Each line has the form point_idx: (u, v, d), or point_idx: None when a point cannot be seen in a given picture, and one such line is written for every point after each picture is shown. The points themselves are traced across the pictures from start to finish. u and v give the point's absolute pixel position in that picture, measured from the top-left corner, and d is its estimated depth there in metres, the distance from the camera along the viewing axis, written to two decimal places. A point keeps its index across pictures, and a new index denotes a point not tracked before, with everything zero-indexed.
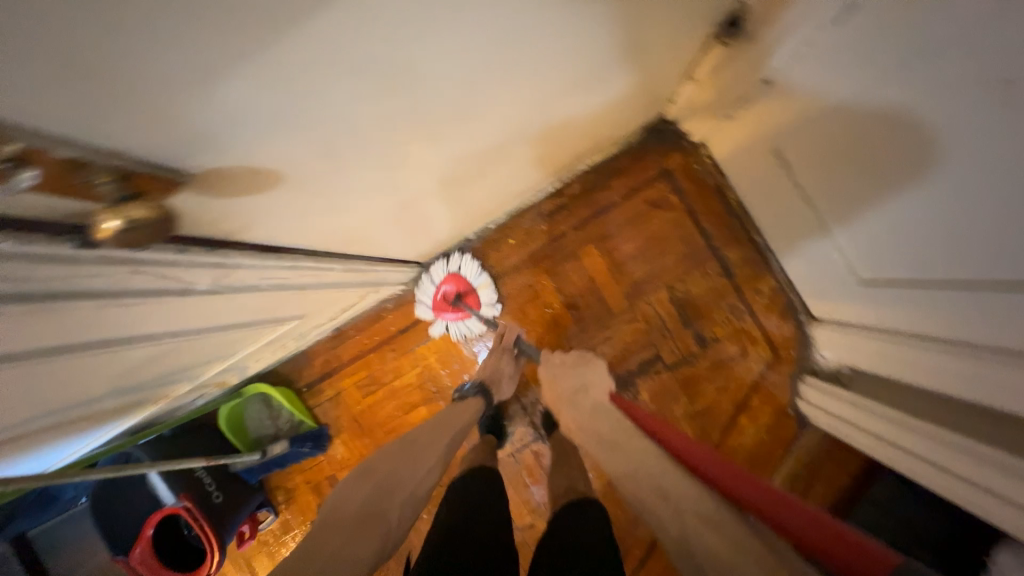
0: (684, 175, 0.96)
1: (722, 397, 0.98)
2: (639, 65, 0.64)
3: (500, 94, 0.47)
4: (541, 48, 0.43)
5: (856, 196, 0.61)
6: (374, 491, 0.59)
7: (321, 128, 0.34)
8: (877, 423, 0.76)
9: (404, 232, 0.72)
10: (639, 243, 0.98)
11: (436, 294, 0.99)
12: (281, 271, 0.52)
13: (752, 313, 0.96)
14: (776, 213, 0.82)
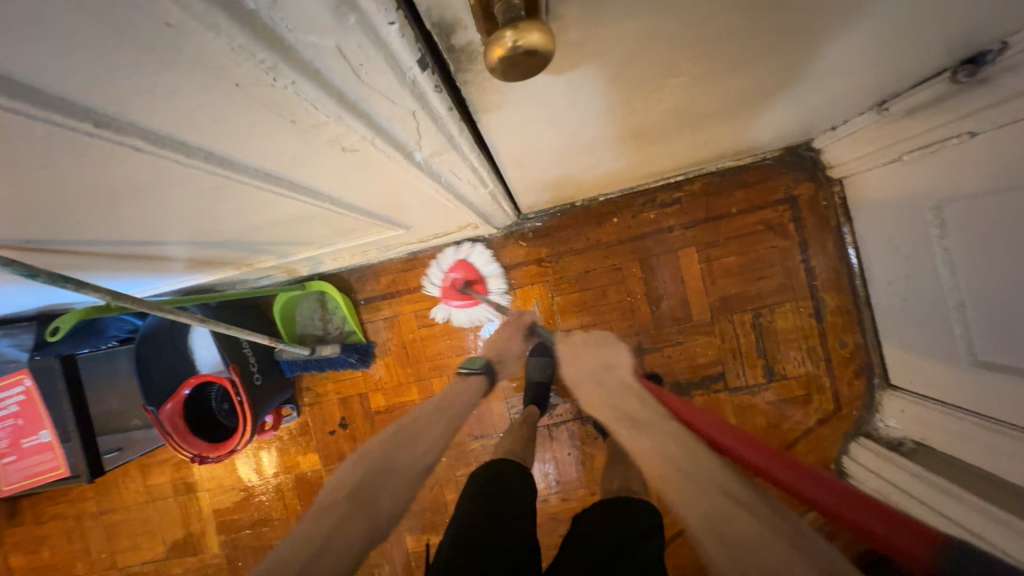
0: (808, 208, 0.94)
1: (771, 434, 0.98)
2: (855, 79, 0.60)
3: (763, 57, 0.44)
4: (840, 22, 0.40)
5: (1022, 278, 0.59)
6: (368, 472, 0.60)
7: (653, 22, 0.31)
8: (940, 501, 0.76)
9: (551, 176, 0.70)
10: (740, 262, 0.96)
11: (445, 281, 0.99)
12: (466, 171, 0.50)
13: (828, 362, 0.96)
14: (907, 272, 0.80)
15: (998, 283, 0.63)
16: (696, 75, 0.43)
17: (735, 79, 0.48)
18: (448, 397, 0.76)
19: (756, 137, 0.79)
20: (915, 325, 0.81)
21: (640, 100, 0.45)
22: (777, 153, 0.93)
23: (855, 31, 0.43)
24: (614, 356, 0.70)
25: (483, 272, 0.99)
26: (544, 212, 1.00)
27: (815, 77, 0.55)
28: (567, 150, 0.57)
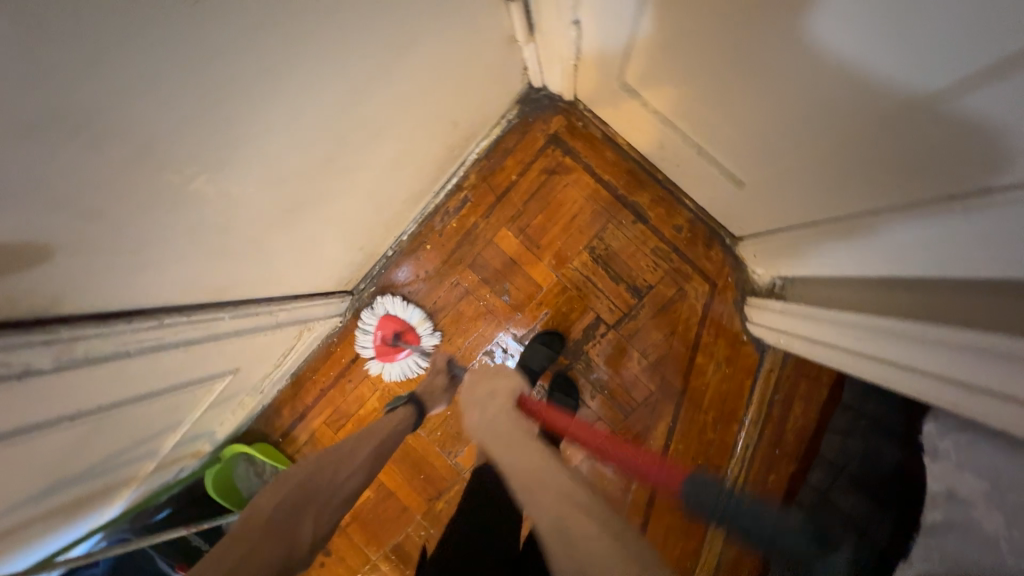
0: (570, 136, 0.96)
1: (675, 343, 0.96)
2: (452, 52, 0.65)
3: (286, 121, 0.49)
4: (306, 73, 0.46)
5: (715, 90, 0.58)
6: (294, 494, 0.64)
7: (71, 198, 0.37)
8: (802, 325, 0.73)
9: (295, 264, 0.75)
10: (548, 214, 0.98)
11: (375, 340, 1.02)
12: (146, 332, 0.55)
13: (678, 251, 0.94)
14: (659, 143, 0.82)
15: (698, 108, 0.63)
16: (234, 162, 0.48)
17: (296, 134, 0.52)
18: (379, 421, 0.79)
19: (460, 118, 0.83)
20: (699, 179, 0.81)
21: (218, 200, 0.50)
22: (514, 107, 0.97)
23: (341, 54, 0.48)
24: (497, 386, 0.83)
25: (418, 327, 1.02)
26: (370, 274, 1.05)
27: (399, 79, 0.60)
28: (243, 254, 0.62)
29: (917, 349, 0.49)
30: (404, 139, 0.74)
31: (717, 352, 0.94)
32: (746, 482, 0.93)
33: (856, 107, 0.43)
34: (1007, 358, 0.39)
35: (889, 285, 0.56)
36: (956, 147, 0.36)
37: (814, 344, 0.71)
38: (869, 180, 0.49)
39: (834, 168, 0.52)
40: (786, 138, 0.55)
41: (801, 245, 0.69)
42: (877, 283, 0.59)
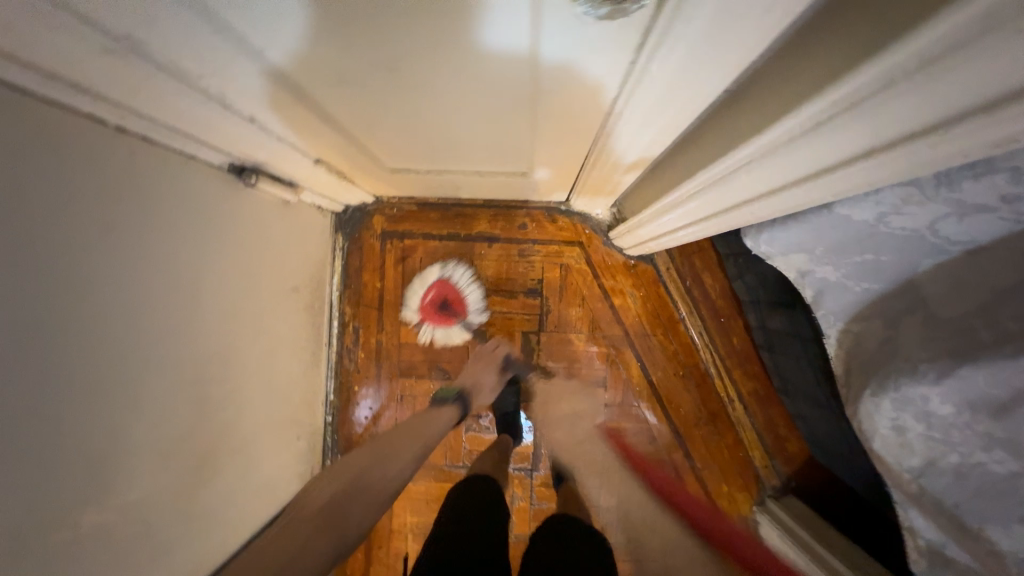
0: (394, 224, 1.05)
1: (591, 305, 1.05)
2: (240, 250, 0.70)
3: (126, 414, 0.51)
4: (106, 370, 0.49)
5: (435, 136, 0.67)
6: (347, 484, 0.67)
7: None
8: (643, 231, 0.84)
9: (240, 504, 0.74)
10: (427, 290, 1.06)
11: (425, 301, 1.04)
12: None
13: (537, 241, 1.05)
14: (455, 186, 0.92)
15: (441, 151, 0.73)
16: (113, 470, 0.50)
17: (153, 408, 0.55)
18: (421, 424, 0.81)
19: (297, 280, 0.89)
20: (503, 189, 0.93)
21: (125, 511, 0.52)
22: (337, 236, 1.04)
23: (141, 327, 0.53)
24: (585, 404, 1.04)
25: (465, 294, 1.04)
26: (326, 448, 1.04)
27: (213, 299, 0.65)
28: (184, 529, 0.62)
29: (686, 208, 0.60)
30: (256, 334, 0.77)
31: (624, 287, 1.05)
32: (722, 362, 1.05)
33: (509, 95, 0.52)
34: (716, 180, 0.47)
35: (658, 168, 0.67)
36: (575, 76, 0.45)
37: (658, 239, 0.82)
38: (568, 126, 0.59)
39: (552, 137, 0.62)
40: (507, 134, 0.65)
41: (595, 183, 0.80)
42: (654, 173, 0.70)
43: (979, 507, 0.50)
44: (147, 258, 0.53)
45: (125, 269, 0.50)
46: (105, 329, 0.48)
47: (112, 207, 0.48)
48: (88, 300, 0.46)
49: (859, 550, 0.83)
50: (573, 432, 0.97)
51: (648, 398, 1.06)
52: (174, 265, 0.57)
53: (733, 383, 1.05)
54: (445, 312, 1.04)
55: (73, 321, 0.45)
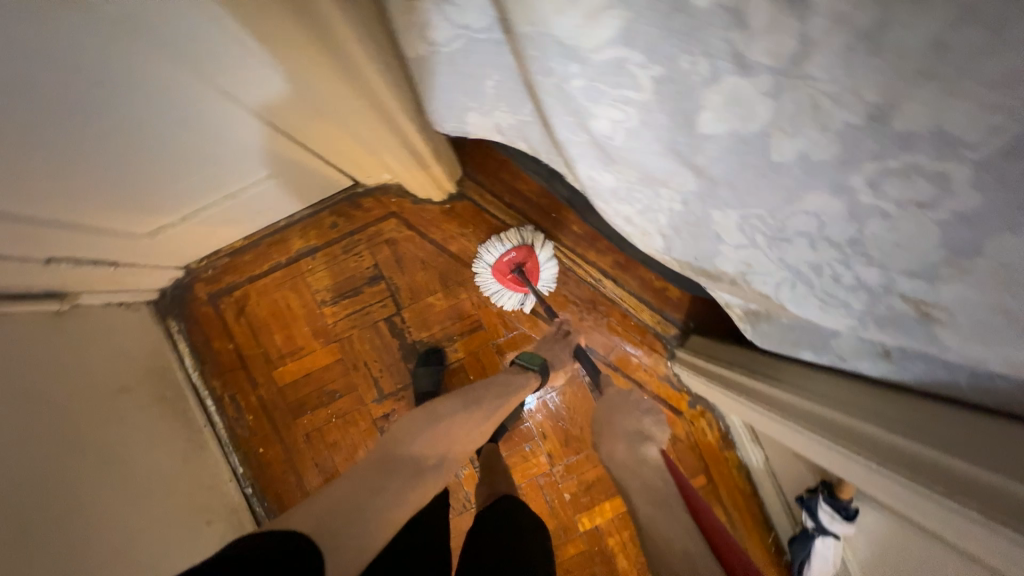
0: (214, 284, 1.04)
1: (433, 263, 1.05)
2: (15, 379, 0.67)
3: None
4: None
5: (136, 181, 0.65)
6: (337, 517, 0.50)
7: None
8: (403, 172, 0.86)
9: None
10: (278, 327, 1.04)
11: (504, 259, 0.98)
12: None
13: (352, 231, 1.04)
14: (232, 221, 0.91)
15: (165, 191, 0.72)
16: None
17: None
18: (411, 460, 0.63)
19: (127, 381, 0.87)
20: (279, 200, 0.92)
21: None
22: (169, 322, 1.03)
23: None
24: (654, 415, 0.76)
25: (543, 267, 0.99)
26: (260, 518, 1.01)
27: (13, 426, 0.63)
28: None
29: (363, 133, 0.61)
30: (87, 448, 0.74)
31: (453, 232, 1.05)
32: (574, 251, 1.06)
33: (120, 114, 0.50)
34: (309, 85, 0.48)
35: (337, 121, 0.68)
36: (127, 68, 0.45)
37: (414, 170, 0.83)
38: (215, 118, 0.58)
39: (222, 132, 0.62)
40: (193, 150, 0.64)
41: (327, 157, 0.81)
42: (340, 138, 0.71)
43: (700, 250, 0.52)
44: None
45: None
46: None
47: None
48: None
49: (735, 346, 0.87)
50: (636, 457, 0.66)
51: (528, 318, 1.06)
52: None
53: (594, 265, 1.06)
54: (520, 277, 0.99)
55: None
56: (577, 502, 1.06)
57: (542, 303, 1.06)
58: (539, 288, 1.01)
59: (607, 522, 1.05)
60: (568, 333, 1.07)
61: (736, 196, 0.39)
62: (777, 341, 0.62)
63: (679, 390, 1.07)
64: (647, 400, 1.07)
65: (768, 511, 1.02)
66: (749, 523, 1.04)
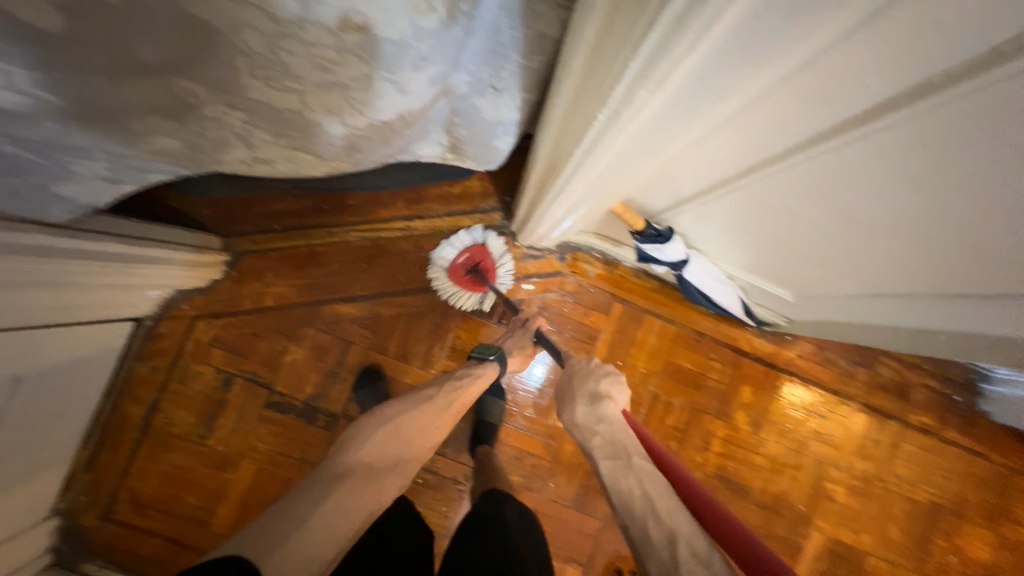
0: (97, 503, 0.97)
1: (264, 328, 1.01)
2: None
3: None
4: None
5: None
6: (387, 438, 0.72)
7: None
8: (138, 275, 0.82)
9: None
10: (184, 489, 0.99)
11: (461, 257, 1.00)
12: None
13: (173, 361, 0.99)
14: (42, 445, 0.85)
15: None
16: None
17: None
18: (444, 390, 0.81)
19: None
20: (66, 394, 0.86)
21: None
22: (87, 563, 0.96)
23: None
24: (612, 389, 0.71)
25: (500, 264, 1.02)
26: None
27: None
28: None
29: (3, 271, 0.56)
30: None
31: (257, 290, 1.01)
32: (369, 222, 1.03)
33: None
34: None
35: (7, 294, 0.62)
36: None
37: (136, 264, 0.79)
38: None
39: None
40: None
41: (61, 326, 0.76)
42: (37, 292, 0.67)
43: (311, 136, 0.50)
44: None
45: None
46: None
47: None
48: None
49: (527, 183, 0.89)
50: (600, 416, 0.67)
51: (381, 305, 1.04)
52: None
53: (394, 218, 1.03)
54: (478, 275, 1.00)
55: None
56: (542, 408, 1.05)
57: (380, 284, 1.04)
58: (500, 283, 1.02)
59: None
60: (421, 288, 1.05)
61: (213, 66, 0.38)
62: (484, 154, 0.62)
63: (543, 255, 1.06)
64: (527, 285, 1.06)
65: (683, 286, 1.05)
66: (679, 307, 1.07)
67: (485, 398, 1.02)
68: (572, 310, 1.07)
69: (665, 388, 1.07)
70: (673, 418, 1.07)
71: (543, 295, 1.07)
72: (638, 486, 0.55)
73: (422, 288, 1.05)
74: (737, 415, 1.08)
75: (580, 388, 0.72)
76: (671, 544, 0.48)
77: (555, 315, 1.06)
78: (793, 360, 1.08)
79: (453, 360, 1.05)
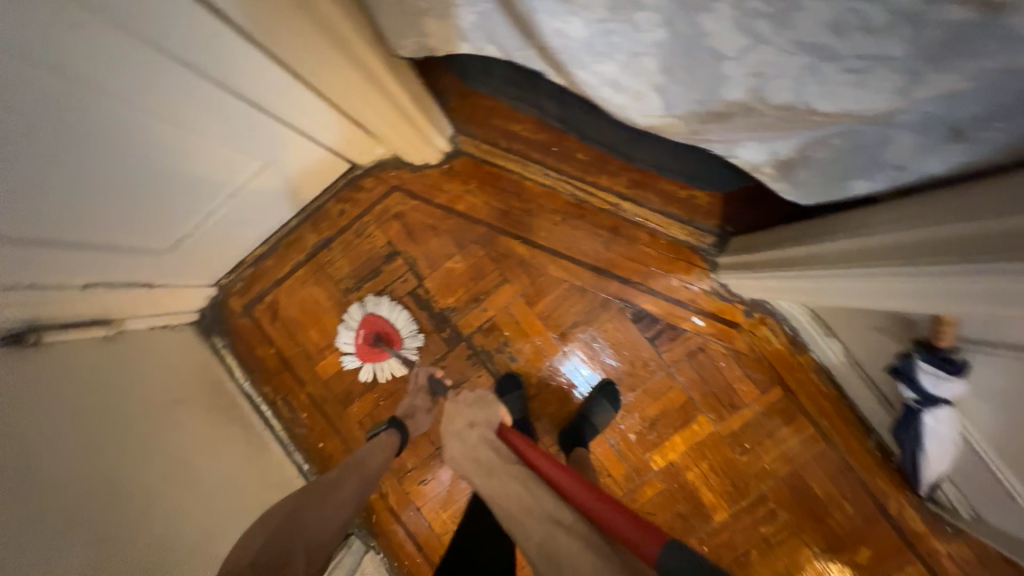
0: (246, 294, 1.07)
1: (444, 227, 1.04)
2: (88, 402, 0.74)
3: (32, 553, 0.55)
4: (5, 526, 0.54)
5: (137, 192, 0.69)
6: (308, 516, 0.65)
7: None
8: (389, 134, 0.86)
9: None
10: (312, 323, 1.06)
11: (359, 339, 1.02)
12: None
13: (359, 215, 1.05)
14: (243, 226, 0.95)
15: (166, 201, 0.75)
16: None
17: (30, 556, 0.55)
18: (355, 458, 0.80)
19: (180, 389, 0.91)
20: (280, 195, 0.94)
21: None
22: (213, 338, 1.07)
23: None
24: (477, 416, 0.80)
25: (398, 330, 1.02)
26: None
27: (68, 436, 0.68)
28: None
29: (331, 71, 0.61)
30: (168, 460, 0.80)
31: (457, 191, 1.03)
32: (585, 182, 1.00)
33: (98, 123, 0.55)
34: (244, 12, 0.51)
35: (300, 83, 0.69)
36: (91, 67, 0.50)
37: (404, 122, 0.82)
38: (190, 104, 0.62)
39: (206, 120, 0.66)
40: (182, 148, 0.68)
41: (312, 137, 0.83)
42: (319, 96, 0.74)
43: (699, 89, 0.45)
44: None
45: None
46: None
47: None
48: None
49: (778, 227, 0.80)
50: (466, 442, 0.75)
51: (550, 263, 1.02)
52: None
53: (608, 190, 1.00)
54: (377, 346, 1.02)
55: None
56: (645, 440, 1.00)
57: (560, 243, 1.02)
58: (402, 350, 1.02)
59: (685, 457, 0.98)
60: (597, 269, 1.01)
61: None
62: (820, 186, 0.54)
63: (731, 301, 0.98)
64: (697, 319, 0.99)
65: (862, 411, 0.92)
66: (843, 429, 0.94)
67: (599, 400, 0.99)
68: (726, 368, 0.98)
69: (778, 497, 0.96)
70: (768, 530, 0.96)
71: (707, 338, 0.99)
72: (516, 490, 0.62)
73: (597, 268, 1.01)
74: (839, 569, 0.95)
75: (455, 423, 0.81)
76: (549, 533, 0.54)
77: (707, 363, 0.99)
78: (937, 556, 0.92)
79: (586, 348, 1.02)
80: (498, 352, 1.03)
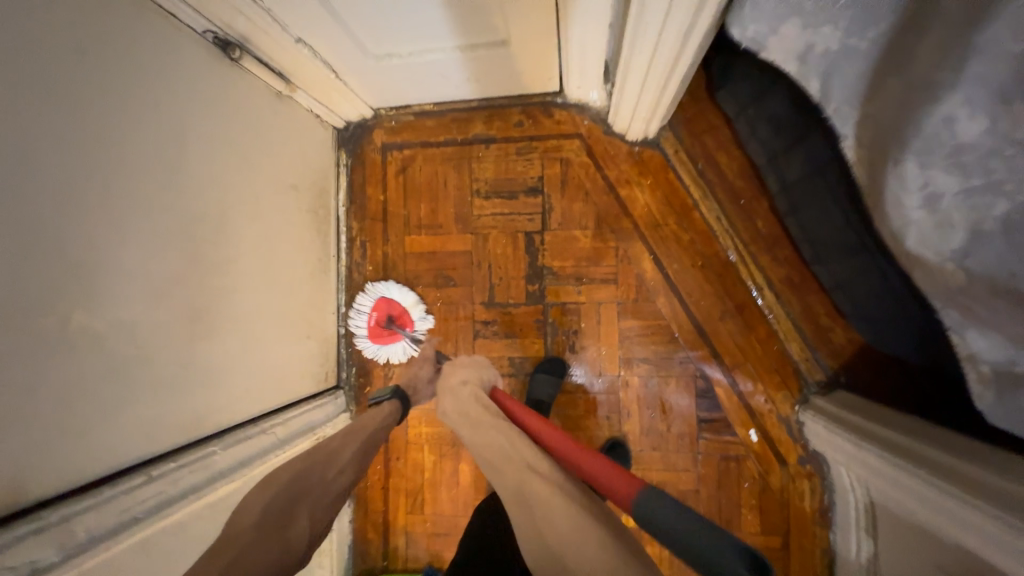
0: (393, 135, 1.07)
1: (596, 199, 1.00)
2: (241, 139, 0.76)
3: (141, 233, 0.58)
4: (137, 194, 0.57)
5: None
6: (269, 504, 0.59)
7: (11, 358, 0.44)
8: (626, 92, 0.81)
9: (258, 372, 0.80)
10: (428, 199, 1.06)
11: (369, 321, 1.02)
12: (173, 471, 0.62)
13: (533, 137, 1.02)
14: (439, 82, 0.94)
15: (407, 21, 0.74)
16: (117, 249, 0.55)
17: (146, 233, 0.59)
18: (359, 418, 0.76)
19: (299, 179, 0.93)
20: (488, 77, 0.92)
21: (90, 333, 0.52)
22: (341, 151, 1.08)
23: (117, 150, 0.55)
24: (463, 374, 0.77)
25: (409, 309, 1.02)
26: (341, 360, 1.07)
27: (219, 156, 0.71)
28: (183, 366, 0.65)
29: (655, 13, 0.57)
30: (265, 230, 0.83)
31: (630, 177, 1.00)
32: (746, 249, 0.95)
33: None
34: None
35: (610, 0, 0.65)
36: None
37: (652, 92, 0.78)
38: None
39: None
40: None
41: (561, 46, 0.80)
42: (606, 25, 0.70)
43: None
44: (141, 83, 0.57)
45: (80, 70, 0.50)
46: (49, 108, 0.47)
47: (79, 18, 0.50)
48: (69, 96, 0.49)
49: (913, 419, 0.75)
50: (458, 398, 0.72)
51: (661, 294, 0.99)
52: (162, 108, 0.60)
53: (762, 270, 0.95)
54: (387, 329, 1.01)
55: (3, 87, 0.43)
56: None
57: (683, 284, 0.98)
58: (414, 331, 1.02)
59: None
60: (698, 329, 0.98)
61: None
62: None
63: (795, 440, 0.94)
64: (753, 433, 0.96)
65: None
66: None
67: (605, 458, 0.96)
68: (745, 490, 0.96)
69: None
70: None
71: (749, 454, 0.96)
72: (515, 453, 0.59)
73: (698, 328, 0.98)
74: None
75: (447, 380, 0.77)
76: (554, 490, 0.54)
77: (733, 474, 0.96)
78: None
79: (636, 386, 1.00)
80: (565, 335, 1.01)
